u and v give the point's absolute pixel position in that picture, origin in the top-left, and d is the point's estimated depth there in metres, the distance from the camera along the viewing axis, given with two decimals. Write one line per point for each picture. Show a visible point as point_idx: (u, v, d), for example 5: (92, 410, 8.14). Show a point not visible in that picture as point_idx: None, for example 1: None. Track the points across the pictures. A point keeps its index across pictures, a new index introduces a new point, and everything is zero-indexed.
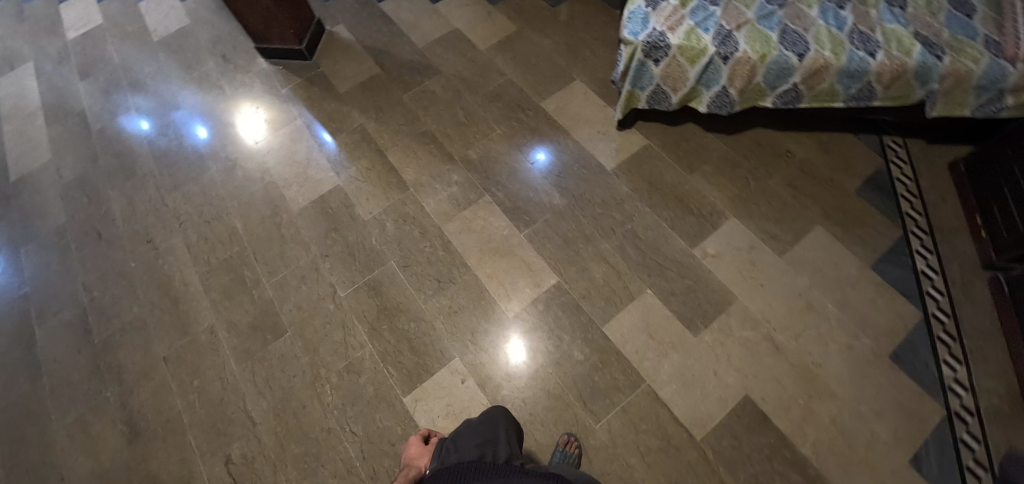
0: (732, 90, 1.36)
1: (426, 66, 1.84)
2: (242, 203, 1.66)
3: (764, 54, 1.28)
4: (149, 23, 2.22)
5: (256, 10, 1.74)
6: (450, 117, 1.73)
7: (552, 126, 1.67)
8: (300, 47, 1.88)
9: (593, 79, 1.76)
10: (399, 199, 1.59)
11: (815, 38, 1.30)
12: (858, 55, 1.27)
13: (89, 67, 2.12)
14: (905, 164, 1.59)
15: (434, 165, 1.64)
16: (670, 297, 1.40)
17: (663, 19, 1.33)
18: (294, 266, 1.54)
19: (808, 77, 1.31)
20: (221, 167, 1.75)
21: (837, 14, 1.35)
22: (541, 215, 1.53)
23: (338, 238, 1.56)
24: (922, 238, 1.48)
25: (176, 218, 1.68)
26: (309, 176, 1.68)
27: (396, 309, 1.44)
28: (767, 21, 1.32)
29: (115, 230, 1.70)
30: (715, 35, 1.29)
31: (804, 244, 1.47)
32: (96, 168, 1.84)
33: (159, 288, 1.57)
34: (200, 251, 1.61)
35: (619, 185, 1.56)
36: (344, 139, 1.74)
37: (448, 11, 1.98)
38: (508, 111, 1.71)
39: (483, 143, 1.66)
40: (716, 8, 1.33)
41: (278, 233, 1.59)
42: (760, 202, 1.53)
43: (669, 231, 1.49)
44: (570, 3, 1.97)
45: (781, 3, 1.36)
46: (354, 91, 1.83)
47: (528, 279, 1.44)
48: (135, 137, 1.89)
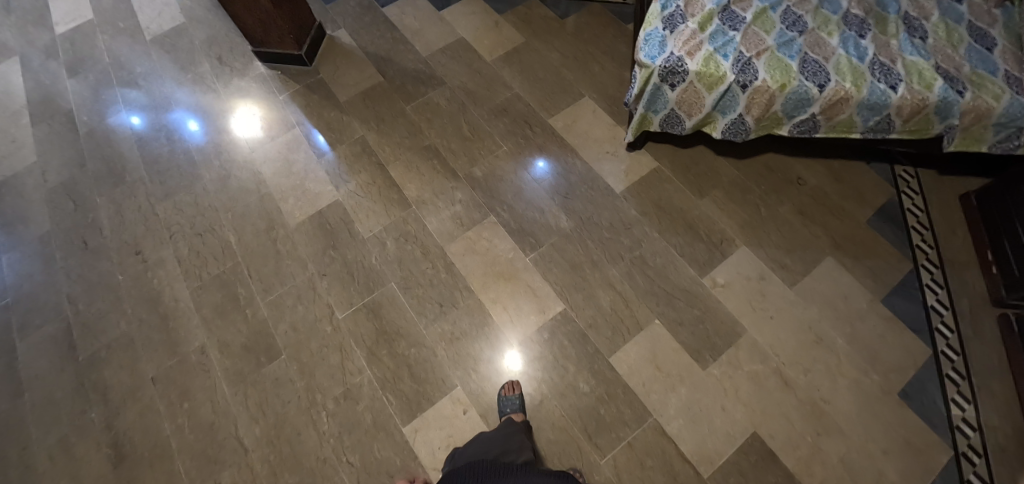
0: (749, 118, 1.33)
1: (430, 76, 1.78)
2: (237, 215, 1.60)
3: (785, 83, 1.25)
4: (141, 19, 2.13)
5: (255, 13, 1.66)
6: (454, 130, 1.67)
7: (560, 144, 1.62)
8: (299, 52, 1.81)
9: (602, 96, 1.71)
10: (401, 217, 1.54)
11: (835, 68, 1.27)
12: (879, 87, 1.25)
13: (78, 65, 2.04)
14: (916, 194, 1.56)
15: (437, 181, 1.58)
16: (678, 328, 1.37)
17: (681, 43, 1.29)
18: (290, 285, 1.48)
19: (827, 108, 1.29)
20: (215, 176, 1.68)
21: (857, 43, 1.32)
22: (547, 237, 1.48)
23: (337, 256, 1.50)
24: (932, 272, 1.45)
25: (167, 229, 1.61)
26: (306, 189, 1.62)
27: (396, 334, 1.39)
28: (787, 48, 1.29)
29: (103, 240, 1.63)
30: (734, 62, 1.26)
31: (814, 274, 1.44)
32: (83, 173, 1.76)
33: (148, 303, 1.51)
34: (191, 265, 1.54)
35: (627, 209, 1.51)
36: (343, 151, 1.67)
37: (454, 19, 1.92)
38: (515, 126, 1.66)
39: (488, 160, 1.61)
40: (736, 33, 1.30)
41: (274, 249, 1.53)
42: (770, 230, 1.50)
43: (677, 258, 1.45)
44: (580, 15, 1.91)
45: (800, 30, 1.33)
46: (355, 100, 1.77)
47: (534, 305, 1.40)
48: (125, 141, 1.81)
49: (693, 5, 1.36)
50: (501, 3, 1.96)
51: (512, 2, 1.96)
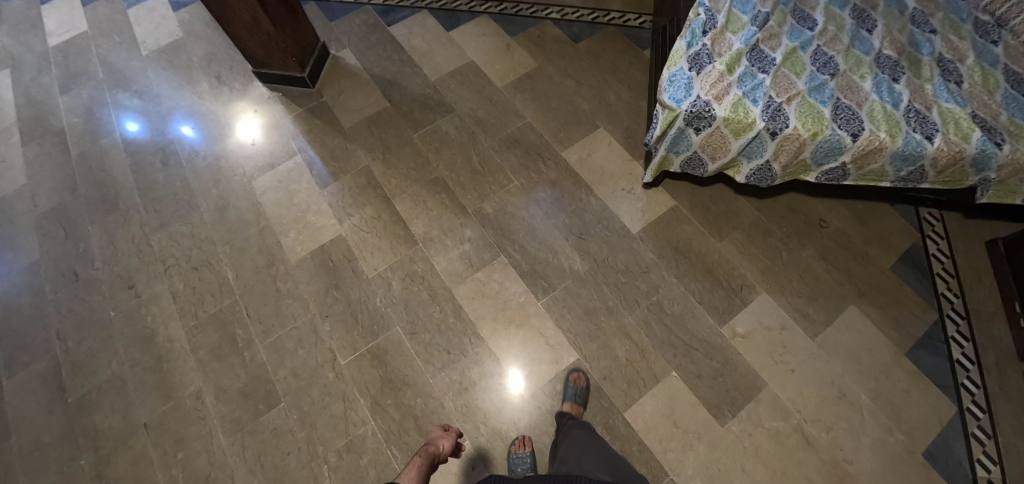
0: (775, 165, 1.27)
1: (438, 103, 1.71)
2: (235, 249, 1.53)
3: (816, 132, 1.18)
4: (137, 33, 2.04)
5: (256, 34, 1.58)
6: (464, 162, 1.60)
7: (574, 180, 1.55)
8: (302, 74, 1.73)
9: (618, 128, 1.64)
10: (407, 255, 1.47)
11: (869, 116, 1.21)
12: (915, 137, 1.19)
13: (71, 80, 1.95)
14: (941, 238, 1.50)
15: (445, 217, 1.51)
16: (696, 381, 1.31)
17: (708, 86, 1.23)
18: (291, 327, 1.42)
19: (858, 157, 1.23)
20: (212, 205, 1.61)
21: (891, 87, 1.26)
22: (560, 281, 1.42)
23: (340, 297, 1.44)
24: (958, 323, 1.39)
25: (162, 262, 1.54)
26: (307, 222, 1.55)
27: (401, 383, 1.33)
28: (819, 94, 1.23)
29: (94, 272, 1.55)
30: (764, 108, 1.19)
31: (837, 325, 1.38)
32: (75, 198, 1.68)
33: (142, 343, 1.44)
34: (186, 302, 1.48)
35: (644, 251, 1.45)
36: (347, 182, 1.60)
37: (463, 40, 1.85)
38: (527, 158, 1.59)
39: (499, 196, 1.54)
40: (765, 76, 1.24)
41: (273, 287, 1.47)
42: (792, 277, 1.44)
43: (696, 306, 1.39)
44: (594, 39, 1.84)
45: (832, 72, 1.26)
46: (360, 126, 1.69)
47: (547, 353, 1.34)
48: (119, 165, 1.73)
49: (720, 44, 1.30)
50: (512, 25, 1.88)
51: (524, 23, 1.88)
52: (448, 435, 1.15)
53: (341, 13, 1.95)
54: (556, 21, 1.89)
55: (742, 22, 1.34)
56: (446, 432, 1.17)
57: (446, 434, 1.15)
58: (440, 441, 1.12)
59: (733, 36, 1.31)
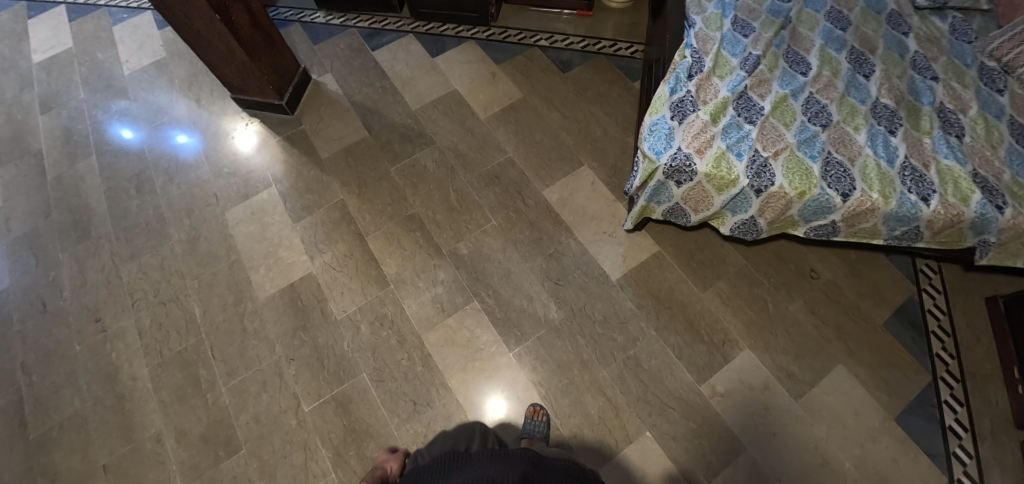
0: (761, 220, 1.20)
1: (418, 134, 1.66)
2: (203, 284, 1.49)
3: (804, 191, 1.11)
4: (121, 52, 2.01)
5: (230, 63, 1.53)
6: (441, 199, 1.54)
7: (553, 221, 1.50)
8: (280, 101, 1.68)
9: (603, 166, 1.58)
10: (377, 297, 1.42)
11: (860, 173, 1.13)
12: (910, 199, 1.11)
13: (52, 99, 1.92)
14: (938, 293, 1.43)
15: (418, 257, 1.47)
16: (671, 443, 1.25)
17: (689, 137, 1.14)
18: (256, 369, 1.37)
19: (848, 216, 1.15)
20: (183, 236, 1.57)
21: (886, 141, 1.19)
22: (533, 330, 1.36)
23: (307, 339, 1.39)
24: (952, 386, 1.31)
25: (129, 294, 1.51)
26: (278, 257, 1.51)
27: (365, 434, 1.27)
28: (809, 147, 1.15)
29: (62, 302, 1.52)
30: (749, 164, 1.11)
31: (823, 386, 1.31)
32: (48, 224, 1.66)
33: (105, 380, 1.41)
34: (152, 339, 1.44)
35: (623, 301, 1.39)
36: (321, 216, 1.55)
37: (448, 68, 1.79)
38: (505, 196, 1.54)
39: (475, 236, 1.48)
40: (752, 127, 1.16)
41: (240, 326, 1.43)
42: (777, 332, 1.37)
43: (674, 361, 1.33)
44: (584, 68, 1.77)
45: (824, 124, 1.19)
46: (337, 157, 1.64)
47: (517, 406, 1.29)
48: (93, 191, 1.70)
49: (706, 89, 1.22)
50: (499, 52, 1.82)
51: (511, 50, 1.82)
52: (396, 456, 1.11)
53: (325, 36, 1.90)
54: (545, 49, 1.82)
55: (730, 66, 1.27)
56: (393, 453, 1.12)
57: (394, 455, 1.11)
58: (388, 464, 1.09)
59: (720, 81, 1.24)
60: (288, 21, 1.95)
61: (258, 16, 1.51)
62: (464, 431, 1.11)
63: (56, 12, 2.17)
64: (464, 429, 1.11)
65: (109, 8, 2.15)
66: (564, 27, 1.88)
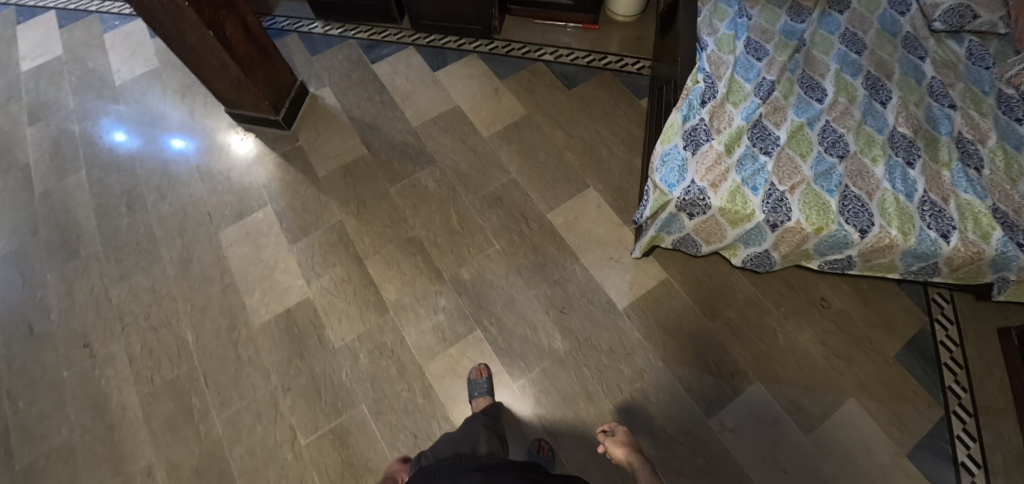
0: (775, 253, 1.16)
1: (418, 152, 1.61)
2: (196, 308, 1.44)
3: (821, 227, 1.07)
4: (113, 61, 1.95)
5: (225, 78, 1.48)
6: (442, 222, 1.50)
7: (558, 245, 1.46)
8: (276, 117, 1.63)
9: (609, 188, 1.54)
10: (376, 324, 1.38)
11: (879, 208, 1.10)
12: (930, 235, 1.08)
13: (40, 109, 1.85)
14: (950, 323, 1.40)
15: (418, 282, 1.42)
16: (678, 479, 1.21)
17: (703, 169, 1.10)
18: (251, 399, 1.32)
19: (866, 252, 1.11)
20: (176, 257, 1.52)
21: (904, 174, 1.15)
22: (537, 361, 1.32)
23: (303, 368, 1.35)
24: (964, 421, 1.28)
25: (119, 318, 1.45)
26: (273, 281, 1.46)
27: (363, 468, 1.23)
28: (826, 181, 1.11)
29: (50, 325, 1.47)
30: (765, 198, 1.07)
31: (834, 420, 1.28)
32: (35, 241, 1.60)
33: (94, 409, 1.35)
34: (142, 366, 1.39)
35: (630, 330, 1.36)
36: (319, 237, 1.50)
37: (449, 82, 1.74)
38: (508, 219, 1.49)
39: (477, 260, 1.44)
40: (768, 158, 1.11)
41: (234, 354, 1.38)
42: (787, 364, 1.33)
43: (682, 394, 1.29)
44: (589, 84, 1.73)
45: (841, 155, 1.15)
46: (335, 175, 1.59)
47: (521, 440, 1.24)
48: (82, 208, 1.64)
49: (720, 117, 1.18)
50: (502, 66, 1.77)
51: (515, 65, 1.78)
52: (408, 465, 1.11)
53: (323, 47, 1.85)
54: (549, 63, 1.78)
55: (744, 92, 1.23)
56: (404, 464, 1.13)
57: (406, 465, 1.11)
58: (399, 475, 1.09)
59: (734, 108, 1.19)
60: (285, 31, 1.89)
61: (252, 30, 1.46)
62: (467, 431, 1.07)
63: (46, 18, 2.10)
64: (468, 428, 1.09)
65: (100, 14, 2.08)
66: (568, 41, 1.83)
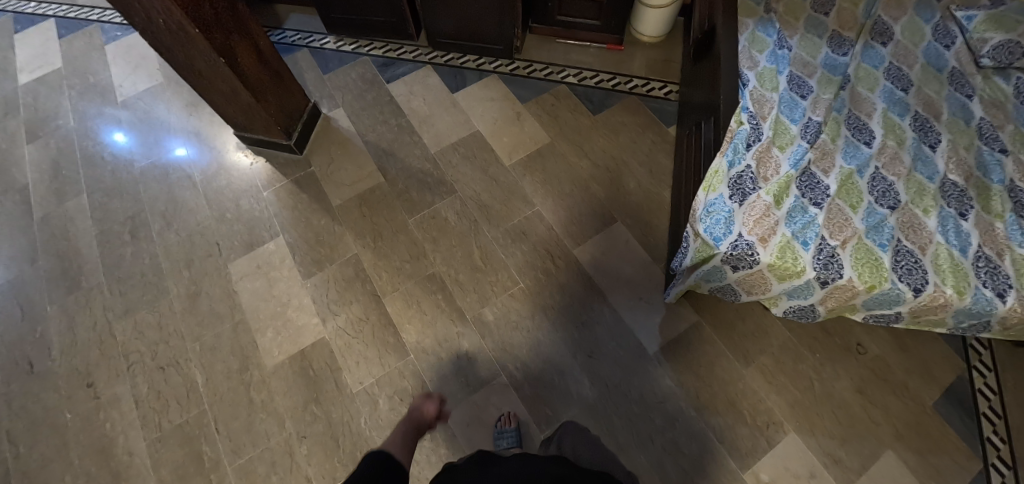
0: (820, 307, 1.11)
1: (438, 181, 1.54)
2: (205, 348, 1.37)
3: (874, 285, 1.01)
4: (115, 75, 1.85)
5: (234, 103, 1.39)
6: (464, 258, 1.43)
7: (585, 285, 1.40)
8: (288, 142, 1.55)
9: (638, 224, 1.47)
10: (397, 368, 1.32)
11: (933, 264, 1.04)
12: (985, 294, 1.01)
13: (38, 127, 1.76)
14: (989, 370, 1.34)
15: (440, 323, 1.36)
16: None
17: (751, 221, 1.04)
18: (265, 448, 1.26)
19: (917, 309, 1.06)
20: (183, 291, 1.45)
21: (957, 225, 1.08)
22: (565, 409, 1.27)
23: (320, 414, 1.29)
24: (1004, 474, 1.21)
25: (125, 357, 1.38)
26: (287, 319, 1.39)
27: None
28: (877, 234, 1.05)
29: (51, 363, 1.39)
30: (816, 254, 1.01)
31: (872, 474, 1.22)
32: (34, 271, 1.51)
33: (99, 455, 1.29)
34: (150, 409, 1.32)
35: (660, 376, 1.30)
36: (333, 272, 1.43)
37: (469, 105, 1.66)
38: (533, 255, 1.43)
39: (501, 300, 1.38)
40: (818, 211, 1.05)
41: (246, 397, 1.32)
42: (823, 413, 1.28)
43: (715, 445, 1.24)
44: (615, 110, 1.65)
45: (892, 205, 1.09)
46: (350, 205, 1.52)
47: None
48: (83, 235, 1.55)
49: (767, 163, 1.12)
50: (523, 89, 1.70)
51: (537, 87, 1.70)
52: (431, 399, 1.21)
53: (336, 65, 1.77)
54: (573, 86, 1.70)
55: (790, 134, 1.17)
56: (426, 397, 1.22)
57: (429, 398, 1.21)
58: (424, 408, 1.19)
59: (781, 153, 1.13)
60: (296, 46, 1.81)
61: (264, 53, 1.37)
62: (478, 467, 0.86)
63: (44, 27, 2.00)
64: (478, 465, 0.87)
65: (101, 24, 1.99)
66: (592, 62, 1.75)
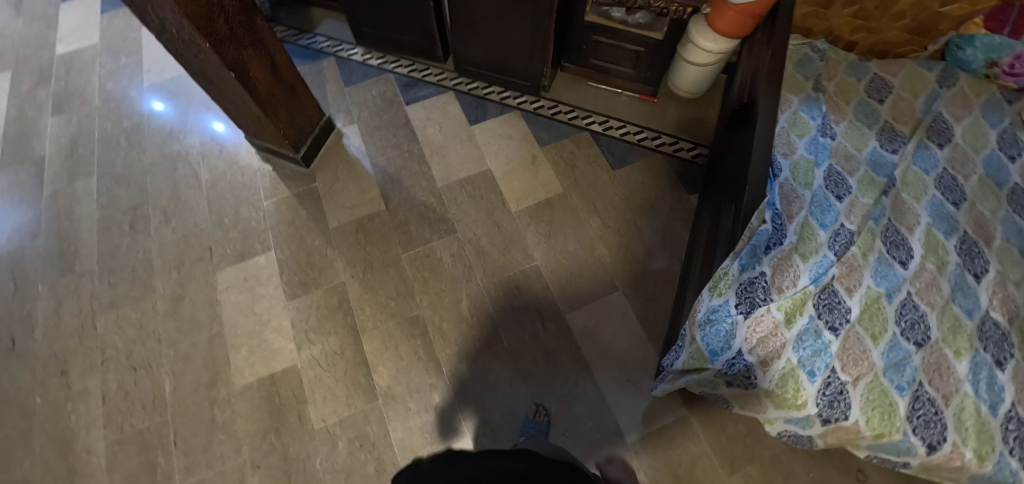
0: (819, 440, 1.00)
1: (439, 218, 1.48)
2: (179, 355, 1.36)
3: (882, 434, 0.90)
4: (146, 59, 1.86)
5: (245, 114, 1.36)
6: (451, 305, 1.37)
7: (572, 355, 1.32)
8: (296, 155, 1.51)
9: (639, 297, 1.38)
10: (363, 411, 1.27)
11: (954, 419, 0.91)
12: (1010, 464, 0.88)
13: (65, 100, 1.78)
14: None
15: (415, 371, 1.30)
16: None
17: (755, 339, 0.97)
18: (217, 471, 1.23)
19: (928, 464, 0.93)
20: (168, 292, 1.43)
21: (991, 376, 0.95)
22: None
23: (277, 446, 1.25)
24: None
25: (101, 351, 1.38)
26: (263, 339, 1.36)
27: None
28: (897, 374, 0.94)
29: (32, 344, 1.40)
30: (822, 389, 0.92)
31: None
32: (34, 248, 1.52)
33: (59, 447, 1.28)
34: (115, 409, 1.31)
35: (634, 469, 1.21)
36: (317, 298, 1.39)
37: (485, 141, 1.60)
38: (522, 313, 1.36)
39: (481, 356, 1.31)
40: (833, 338, 0.95)
41: (209, 415, 1.29)
42: None
43: None
44: (636, 167, 1.56)
45: (919, 342, 0.97)
46: (347, 229, 1.48)
47: None
48: (86, 218, 1.56)
49: (784, 272, 1.00)
50: (544, 130, 1.62)
51: (559, 130, 1.62)
52: None
53: (358, 78, 1.73)
54: (597, 135, 1.61)
55: (817, 241, 1.05)
56: None
57: None
58: None
59: (803, 263, 1.02)
60: (323, 53, 1.78)
61: (280, 67, 1.34)
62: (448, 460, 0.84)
63: None
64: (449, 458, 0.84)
65: None
66: (621, 111, 1.66)
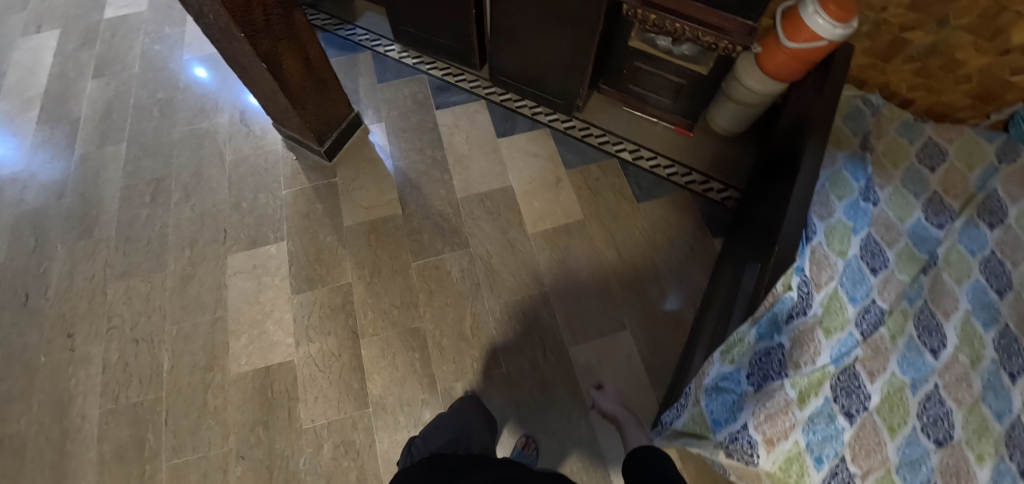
0: None
1: (453, 230, 1.45)
2: (180, 334, 1.37)
3: None
4: (189, 32, 1.88)
5: (274, 104, 1.36)
6: (454, 321, 1.35)
7: (569, 390, 1.28)
8: (319, 148, 1.50)
9: (646, 339, 1.33)
10: (352, 417, 1.26)
11: None
12: None
13: (106, 64, 1.81)
14: None
15: (408, 384, 1.28)
16: None
17: (764, 415, 0.93)
18: (202, 456, 1.24)
19: None
20: (179, 269, 1.44)
21: None
22: None
23: (263, 439, 1.24)
24: None
25: (107, 319, 1.40)
26: (264, 330, 1.36)
27: None
28: (912, 473, 0.88)
29: (43, 303, 1.42)
30: (828, 477, 0.89)
31: None
32: (57, 207, 1.55)
33: (56, 408, 1.30)
34: (113, 379, 1.33)
35: None
36: (322, 295, 1.39)
37: (510, 156, 1.57)
38: (524, 340, 1.33)
39: (477, 379, 1.29)
40: (846, 424, 0.92)
41: (202, 398, 1.30)
42: None
43: None
44: (662, 203, 1.50)
45: (939, 441, 0.89)
46: (360, 229, 1.46)
47: None
48: (110, 184, 1.58)
49: (804, 346, 0.98)
50: (572, 152, 1.58)
51: (587, 154, 1.58)
52: None
53: (392, 76, 1.71)
54: (625, 163, 1.56)
55: (845, 317, 1.02)
56: None
57: None
58: None
59: (826, 340, 0.99)
60: (360, 46, 1.77)
61: (314, 62, 1.33)
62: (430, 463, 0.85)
63: None
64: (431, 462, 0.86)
65: None
66: (653, 142, 1.61)
